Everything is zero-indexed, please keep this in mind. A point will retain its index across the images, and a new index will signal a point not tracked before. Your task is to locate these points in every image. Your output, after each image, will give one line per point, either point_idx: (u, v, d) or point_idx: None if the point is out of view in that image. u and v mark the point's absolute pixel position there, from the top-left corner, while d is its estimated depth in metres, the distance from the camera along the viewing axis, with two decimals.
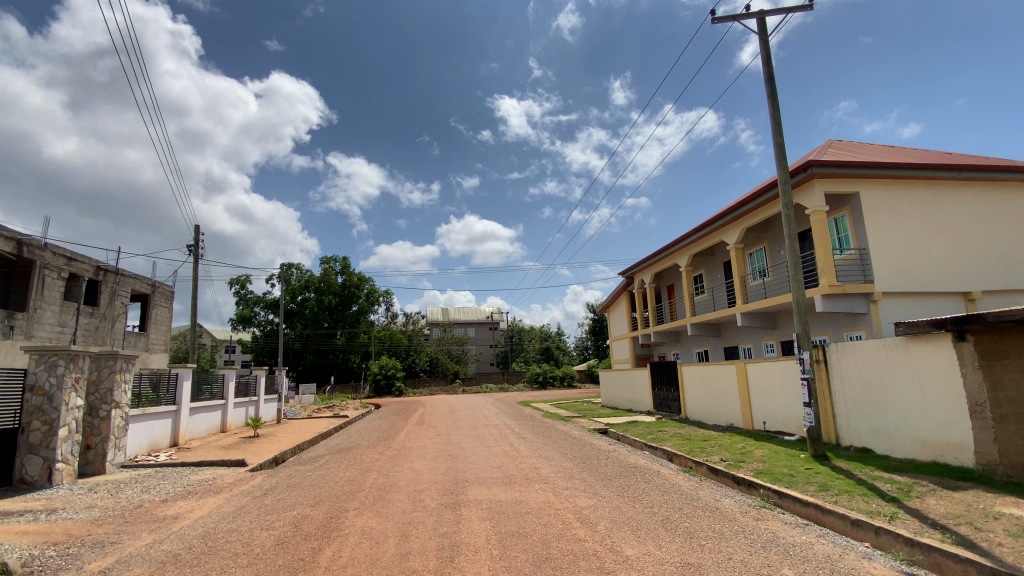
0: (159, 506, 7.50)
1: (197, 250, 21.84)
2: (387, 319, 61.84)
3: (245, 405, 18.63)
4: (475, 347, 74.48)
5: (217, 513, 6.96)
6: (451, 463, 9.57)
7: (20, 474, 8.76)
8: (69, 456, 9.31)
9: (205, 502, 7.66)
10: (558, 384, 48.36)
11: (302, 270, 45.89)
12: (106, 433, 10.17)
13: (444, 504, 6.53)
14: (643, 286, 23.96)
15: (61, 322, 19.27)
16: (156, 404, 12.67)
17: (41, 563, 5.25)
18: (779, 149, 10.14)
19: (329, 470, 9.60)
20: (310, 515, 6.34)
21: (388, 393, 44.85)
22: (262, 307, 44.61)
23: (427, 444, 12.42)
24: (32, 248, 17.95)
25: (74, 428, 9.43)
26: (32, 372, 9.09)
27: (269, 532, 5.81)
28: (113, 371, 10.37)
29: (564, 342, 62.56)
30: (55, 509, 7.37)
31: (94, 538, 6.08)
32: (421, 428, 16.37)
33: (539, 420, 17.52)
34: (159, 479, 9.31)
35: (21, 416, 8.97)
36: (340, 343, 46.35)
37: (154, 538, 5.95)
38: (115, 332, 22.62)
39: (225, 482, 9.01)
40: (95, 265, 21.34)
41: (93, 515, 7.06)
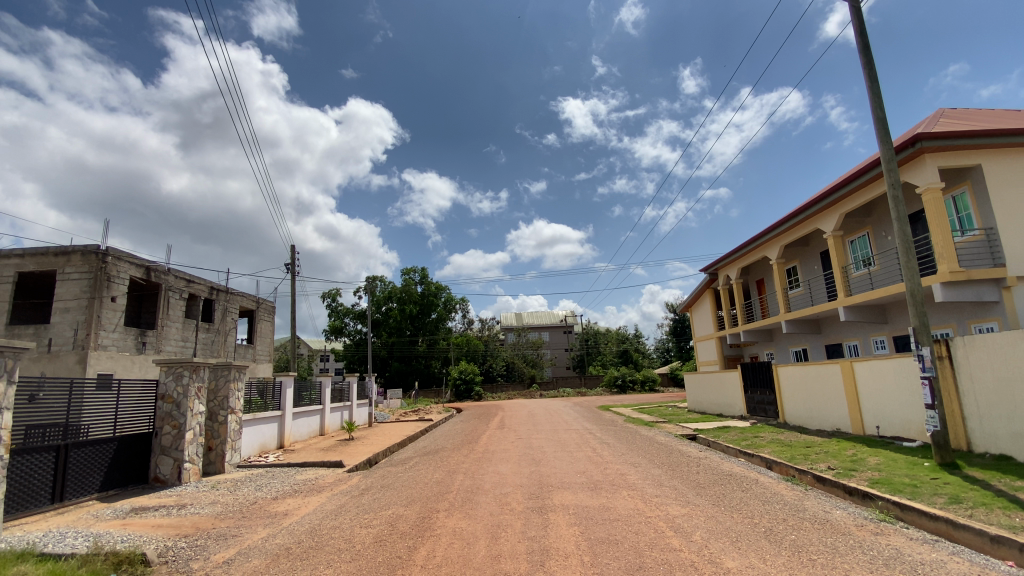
0: (270, 503, 8.19)
1: (294, 267, 23.72)
2: (464, 325, 63.49)
3: (340, 409, 19.93)
4: (551, 351, 74.52)
5: (320, 511, 7.46)
6: (535, 467, 9.57)
7: (156, 472, 9.96)
8: (194, 457, 10.45)
9: (310, 500, 8.25)
10: (638, 388, 47.07)
11: (385, 281, 48.35)
12: (223, 436, 11.31)
13: (531, 508, 6.52)
14: (729, 281, 22.64)
15: (184, 337, 21.74)
16: (265, 409, 13.89)
17: (175, 553, 5.93)
18: (881, 124, 9.16)
19: (418, 471, 9.99)
20: (403, 515, 6.61)
21: (468, 398, 46.15)
22: (351, 317, 47.55)
23: (511, 448, 12.53)
24: (158, 273, 20.41)
25: (198, 431, 10.57)
26: (163, 382, 10.32)
27: (367, 530, 6.13)
28: (228, 380, 11.52)
29: (643, 344, 60.76)
30: (185, 505, 8.29)
31: (218, 531, 6.74)
32: (502, 432, 16.60)
33: (622, 425, 17.05)
34: (269, 478, 10.17)
35: (155, 421, 10.20)
36: (422, 350, 48.30)
37: (267, 533, 6.49)
38: (227, 344, 25.12)
39: (326, 482, 9.67)
40: (209, 285, 23.84)
41: (215, 511, 7.85)
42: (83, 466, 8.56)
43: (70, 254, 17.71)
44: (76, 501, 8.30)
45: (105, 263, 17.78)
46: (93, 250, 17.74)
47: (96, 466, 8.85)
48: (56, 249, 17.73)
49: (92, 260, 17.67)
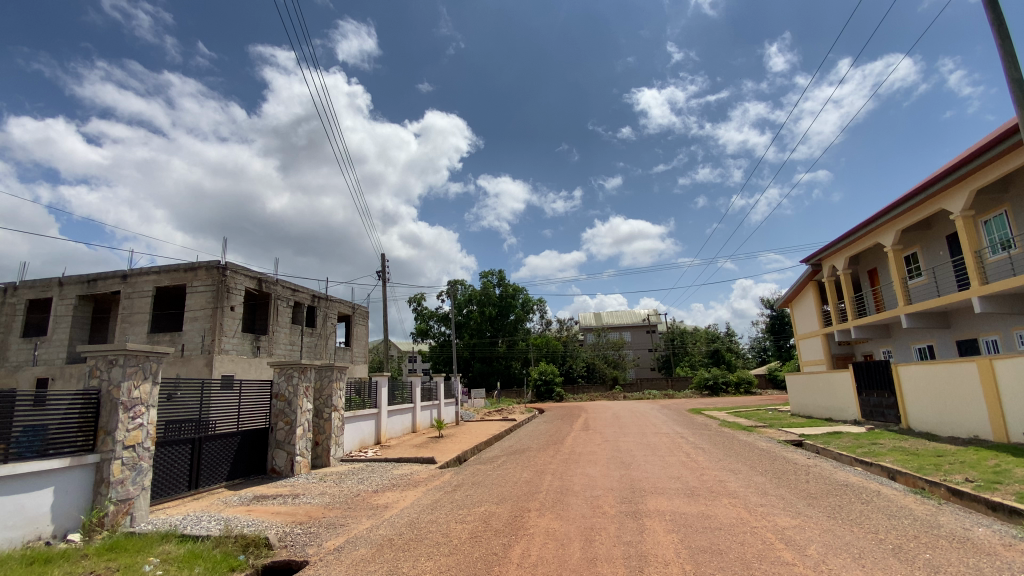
0: (372, 495, 8.72)
1: (383, 274, 25.15)
2: (542, 326, 63.63)
3: (430, 408, 20.78)
4: (633, 351, 72.57)
5: (418, 505, 7.81)
6: (625, 470, 9.33)
7: (272, 464, 11.00)
8: (305, 451, 11.40)
9: (408, 494, 8.67)
10: (732, 390, 44.33)
11: (466, 285, 49.69)
12: (328, 432, 12.22)
13: (624, 512, 6.36)
14: (835, 273, 20.65)
15: (291, 341, 23.81)
16: (363, 407, 14.83)
17: (292, 538, 6.49)
18: (1019, 85, 7.88)
19: (507, 470, 10.14)
20: (496, 513, 6.73)
21: (550, 398, 46.39)
22: (435, 320, 49.42)
23: (599, 449, 12.34)
24: (269, 284, 22.57)
25: (307, 427, 11.52)
26: (277, 382, 11.38)
27: (463, 525, 6.30)
28: (331, 380, 12.46)
29: (735, 343, 57.18)
30: (298, 494, 9.07)
31: (329, 520, 7.29)
32: (588, 433, 16.42)
33: (716, 429, 16.16)
34: (369, 472, 10.84)
35: (271, 418, 11.28)
36: (502, 351, 48.94)
37: (370, 523, 6.90)
38: (328, 347, 27.15)
39: (421, 477, 10.12)
40: (311, 293, 25.94)
41: (325, 501, 8.50)
42: (214, 457, 9.64)
43: (196, 269, 20.08)
44: (208, 488, 9.36)
45: (225, 276, 19.98)
46: (214, 264, 19.99)
47: (224, 458, 9.93)
48: (185, 265, 20.18)
49: (214, 274, 19.93)
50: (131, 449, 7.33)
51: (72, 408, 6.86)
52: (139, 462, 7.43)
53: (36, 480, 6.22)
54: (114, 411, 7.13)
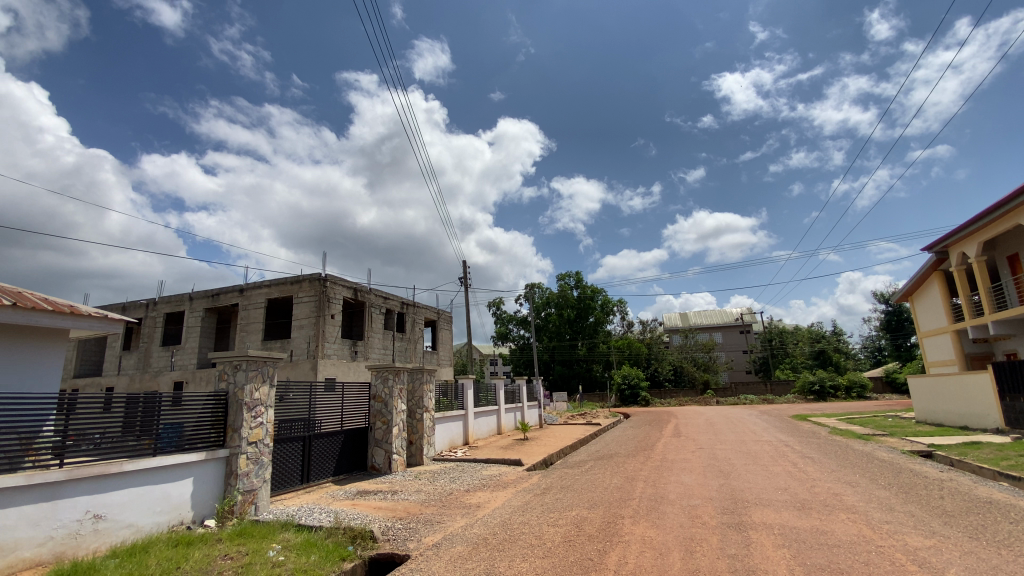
0: (465, 495, 8.99)
1: (466, 279, 25.93)
2: (624, 328, 62.06)
3: (514, 411, 21.09)
4: (725, 353, 68.60)
5: (509, 506, 7.94)
6: (724, 479, 8.81)
7: (372, 462, 11.72)
8: (400, 449, 12.04)
9: (498, 495, 8.83)
10: (842, 395, 40.36)
11: (543, 288, 49.58)
12: (421, 431, 12.81)
13: (726, 523, 6.01)
14: (966, 261, 18.08)
15: (384, 346, 25.25)
16: (450, 408, 15.35)
17: (394, 532, 6.86)
18: None
19: (596, 475, 10.00)
20: (588, 517, 6.65)
21: (635, 403, 45.29)
22: (515, 323, 49.99)
23: (692, 456, 11.78)
24: (363, 293, 24.17)
25: (402, 427, 12.15)
26: (375, 384, 12.12)
27: (555, 528, 6.31)
28: (422, 382, 13.08)
29: (843, 343, 52.09)
30: (397, 491, 9.58)
31: (426, 517, 7.63)
32: (680, 439, 15.73)
33: (826, 437, 14.77)
34: (461, 472, 11.21)
35: (370, 418, 12.02)
36: (583, 354, 48.14)
37: (464, 522, 7.11)
38: (417, 351, 28.47)
39: (509, 479, 10.29)
40: (400, 300, 27.36)
41: (421, 498, 8.90)
42: (322, 454, 10.46)
43: (301, 281, 21.98)
44: (317, 483, 10.17)
45: (324, 286, 21.69)
46: (316, 276, 21.77)
47: (330, 455, 10.74)
48: (291, 278, 22.16)
49: (316, 285, 21.70)
50: (254, 444, 8.16)
51: (206, 407, 7.75)
52: (260, 456, 8.25)
53: (177, 471, 7.10)
54: (240, 410, 7.98)
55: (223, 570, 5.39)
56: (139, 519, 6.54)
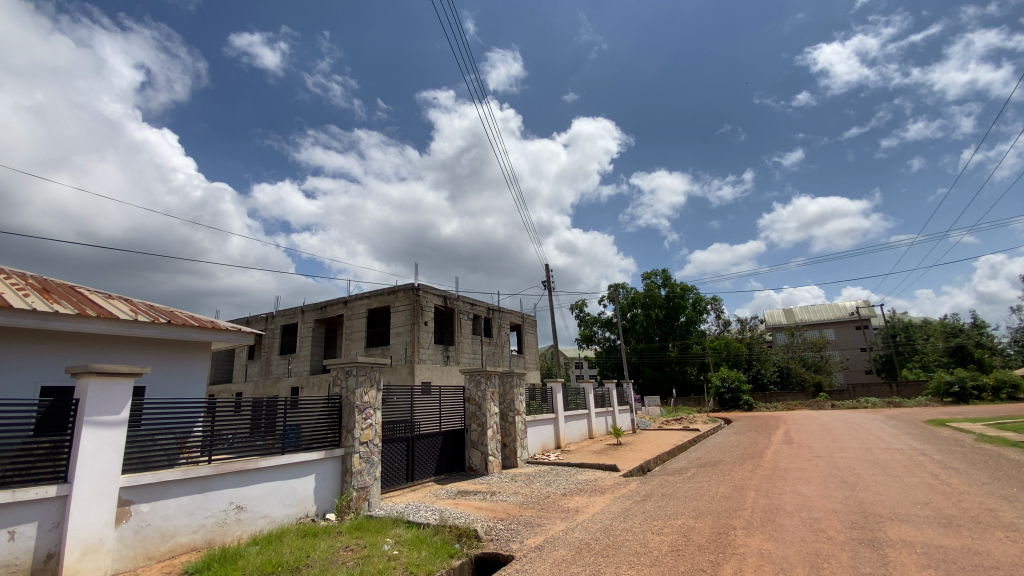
0: (562, 498, 8.99)
1: (549, 282, 25.96)
2: (719, 327, 58.62)
3: (605, 415, 20.71)
4: (839, 352, 62.23)
5: (609, 511, 7.80)
6: (849, 491, 7.96)
7: (470, 462, 12.10)
8: (495, 451, 12.32)
9: (597, 500, 8.71)
10: (989, 397, 34.90)
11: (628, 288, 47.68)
12: (515, 434, 13.01)
13: (857, 539, 5.44)
14: None
15: (473, 351, 25.98)
16: (541, 412, 15.44)
17: (497, 532, 7.03)
18: None
19: (700, 483, 9.50)
20: (696, 527, 6.35)
21: (736, 407, 42.85)
22: (600, 325, 48.97)
23: (808, 466, 10.77)
24: (452, 300, 25.11)
25: (496, 429, 12.45)
26: (468, 387, 12.53)
27: (662, 537, 6.10)
28: (513, 386, 13.33)
29: (987, 337, 45.01)
30: (495, 492, 9.81)
31: (526, 519, 7.73)
32: (792, 446, 14.47)
33: (972, 446, 12.84)
34: (556, 475, 11.22)
35: (466, 420, 12.44)
36: (675, 356, 45.84)
37: (565, 525, 7.11)
38: (505, 354, 29.00)
39: (607, 484, 10.11)
40: (487, 306, 28.06)
41: (520, 500, 9.04)
42: (424, 454, 11.02)
43: (396, 291, 23.33)
44: (421, 481, 10.73)
45: (416, 295, 22.85)
46: (409, 286, 22.98)
47: (431, 455, 11.29)
48: (387, 289, 23.62)
49: (410, 295, 22.92)
50: (365, 444, 8.78)
51: (322, 410, 8.48)
52: (371, 455, 8.86)
53: (301, 468, 7.83)
54: (352, 412, 8.64)
55: (346, 560, 5.86)
56: (272, 510, 7.30)
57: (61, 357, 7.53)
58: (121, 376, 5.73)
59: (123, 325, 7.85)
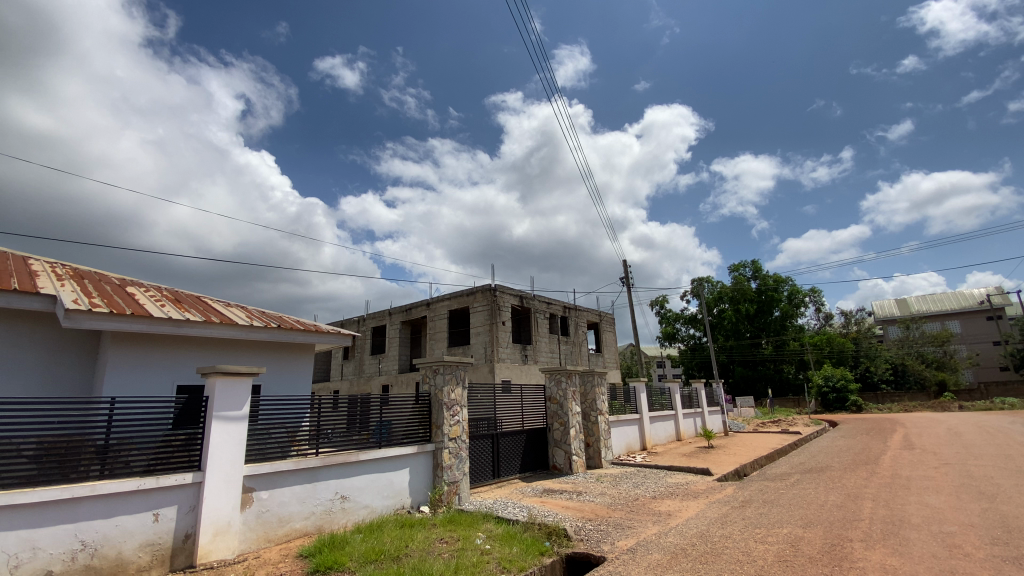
0: (652, 501, 8.70)
1: (628, 278, 25.29)
2: (818, 321, 53.90)
3: (693, 416, 19.78)
4: (967, 346, 54.75)
5: (704, 516, 7.44)
6: (990, 503, 6.96)
7: (554, 461, 12.10)
8: (579, 451, 12.22)
9: (690, 504, 8.34)
10: None
11: (714, 282, 45.10)
12: (598, 434, 12.80)
13: (1004, 557, 4.74)
14: None
15: (552, 349, 25.97)
16: (624, 412, 15.09)
17: (587, 533, 6.96)
18: None
19: (805, 490, 8.78)
20: (805, 537, 5.87)
21: (842, 408, 39.06)
22: (683, 322, 46.91)
23: (935, 474, 9.55)
24: (529, 299, 25.29)
25: (578, 428, 12.34)
26: (549, 386, 12.53)
27: (767, 546, 5.72)
28: (594, 385, 13.15)
29: None
30: (581, 492, 9.72)
31: (616, 520, 7.58)
32: (914, 452, 12.93)
33: None
34: (644, 477, 10.91)
35: (548, 418, 12.45)
36: (769, 353, 42.65)
37: (657, 529, 6.88)
38: (584, 353, 28.69)
39: (699, 488, 9.64)
40: (563, 304, 27.92)
41: (607, 501, 8.88)
42: (508, 452, 11.19)
43: (474, 292, 23.94)
44: (507, 478, 10.91)
45: (493, 296, 23.28)
46: (487, 287, 23.47)
47: (515, 453, 11.44)
48: (466, 290, 24.29)
49: (488, 295, 23.38)
50: (454, 440, 9.08)
51: (413, 407, 8.89)
52: (460, 451, 9.16)
53: (396, 462, 8.27)
54: (441, 409, 8.97)
55: (442, 552, 6.09)
56: (373, 501, 7.78)
57: (195, 359, 8.55)
58: (242, 376, 6.37)
59: (242, 330, 8.74)
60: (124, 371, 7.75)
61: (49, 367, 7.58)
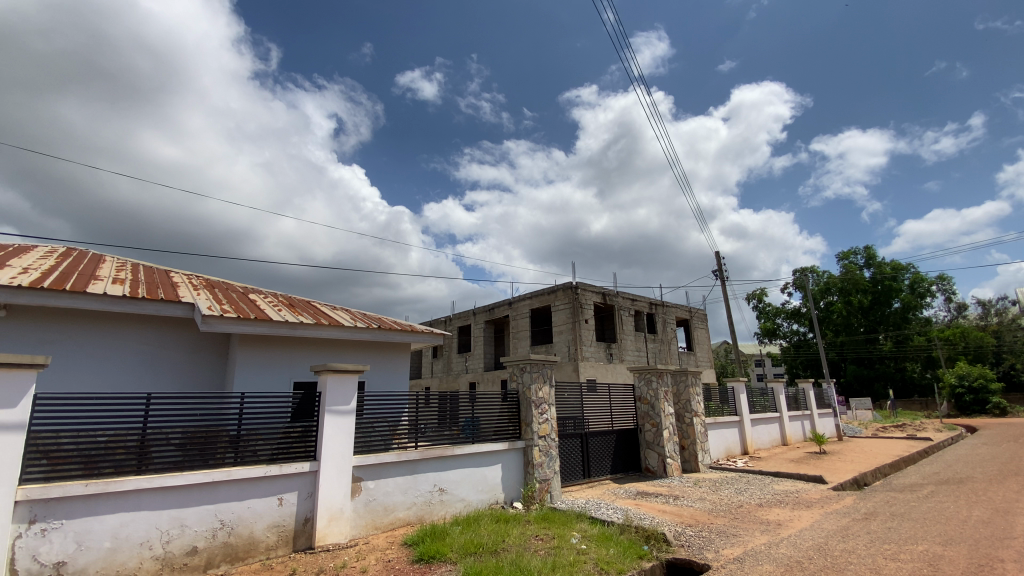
0: (758, 509, 8.11)
1: (720, 271, 23.85)
2: (949, 313, 47.32)
3: (800, 419, 18.21)
4: None
5: (820, 528, 6.80)
6: None
7: (646, 463, 11.72)
8: (673, 453, 11.73)
9: (802, 514, 7.67)
10: None
11: (819, 272, 41.11)
12: (693, 436, 12.21)
13: None
14: None
15: (639, 347, 25.22)
16: (723, 414, 14.24)
17: (688, 539, 6.65)
18: None
19: (942, 504, 7.73)
20: (945, 556, 5.16)
21: (982, 412, 33.96)
22: (784, 317, 43.37)
23: None
24: (612, 296, 24.73)
25: (672, 430, 11.84)
26: (639, 386, 12.16)
27: (899, 564, 5.10)
28: (688, 385, 12.59)
29: None
30: (678, 496, 9.30)
31: (719, 527, 7.16)
32: None
33: None
34: (747, 483, 10.21)
35: (639, 419, 12.08)
36: (887, 350, 38.18)
37: (767, 539, 6.40)
38: (673, 352, 27.53)
39: (813, 497, 8.84)
40: (650, 301, 26.96)
41: (707, 507, 8.43)
42: (599, 452, 11.02)
43: (556, 291, 23.86)
44: (598, 479, 10.75)
45: (576, 294, 23.05)
46: (569, 285, 23.29)
47: (606, 454, 11.23)
48: (548, 289, 24.30)
49: (569, 294, 23.22)
50: (544, 438, 9.11)
51: (503, 405, 9.04)
52: (550, 448, 9.17)
53: (490, 457, 8.46)
54: (530, 407, 9.03)
55: (539, 549, 6.13)
56: (469, 495, 8.03)
57: (308, 358, 9.35)
58: (349, 373, 6.85)
59: (347, 331, 9.41)
60: (250, 369, 8.66)
61: (189, 366, 8.67)
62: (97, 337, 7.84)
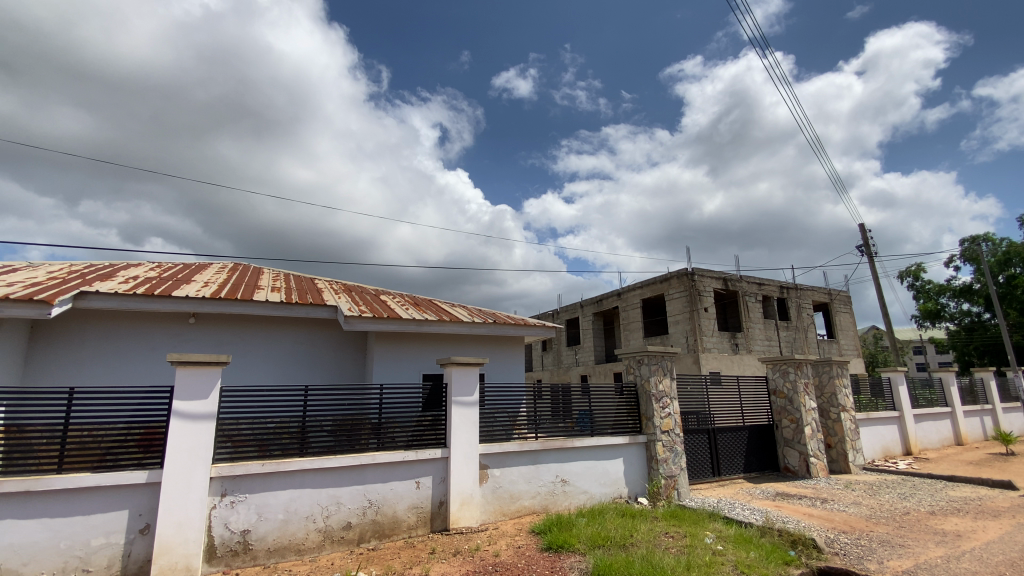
0: (931, 518, 6.99)
1: (867, 247, 20.92)
2: None
3: (980, 416, 15.36)
4: None
5: (1017, 543, 5.68)
6: None
7: (785, 462, 10.72)
8: (818, 452, 10.58)
9: (991, 525, 6.46)
10: None
11: (997, 241, 34.30)
12: (842, 434, 10.88)
13: None
14: None
15: (768, 336, 23.11)
16: (878, 409, 12.51)
17: (843, 547, 5.93)
18: None
19: None
20: None
21: None
22: (951, 296, 36.90)
23: None
24: (735, 282, 22.91)
25: (815, 427, 10.69)
26: (773, 378, 11.15)
27: None
28: (833, 376, 11.26)
29: None
30: (827, 499, 8.35)
31: (880, 536, 6.31)
32: None
33: None
34: (913, 488, 8.85)
35: (774, 415, 11.06)
36: None
37: (944, 552, 5.49)
38: (810, 340, 24.82)
39: (1004, 507, 7.40)
40: (779, 284, 24.52)
41: (864, 512, 7.46)
42: (729, 449, 10.31)
43: (670, 278, 22.78)
44: (730, 477, 10.08)
45: (693, 281, 21.74)
46: (683, 272, 22.08)
47: (738, 450, 10.48)
48: (660, 277, 23.30)
49: (684, 280, 22.01)
50: (667, 432, 8.75)
51: (622, 398, 8.83)
52: (675, 444, 8.79)
53: (611, 451, 8.34)
54: (650, 400, 8.72)
55: (669, 546, 5.89)
56: (592, 487, 7.99)
57: (433, 352, 9.95)
58: (471, 365, 7.19)
59: (466, 326, 9.85)
60: (384, 363, 9.46)
61: (334, 361, 9.70)
62: (261, 337, 9.08)
